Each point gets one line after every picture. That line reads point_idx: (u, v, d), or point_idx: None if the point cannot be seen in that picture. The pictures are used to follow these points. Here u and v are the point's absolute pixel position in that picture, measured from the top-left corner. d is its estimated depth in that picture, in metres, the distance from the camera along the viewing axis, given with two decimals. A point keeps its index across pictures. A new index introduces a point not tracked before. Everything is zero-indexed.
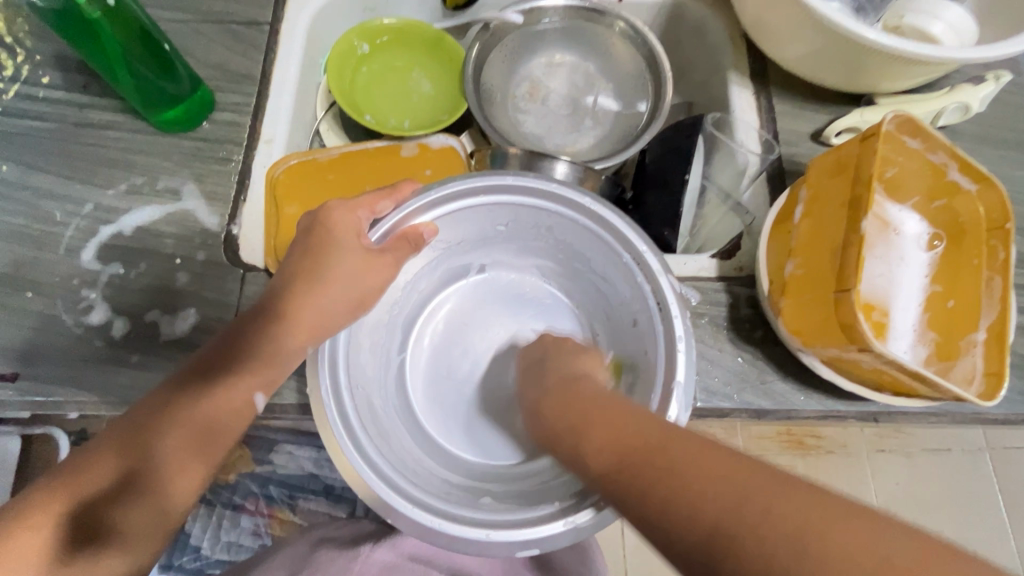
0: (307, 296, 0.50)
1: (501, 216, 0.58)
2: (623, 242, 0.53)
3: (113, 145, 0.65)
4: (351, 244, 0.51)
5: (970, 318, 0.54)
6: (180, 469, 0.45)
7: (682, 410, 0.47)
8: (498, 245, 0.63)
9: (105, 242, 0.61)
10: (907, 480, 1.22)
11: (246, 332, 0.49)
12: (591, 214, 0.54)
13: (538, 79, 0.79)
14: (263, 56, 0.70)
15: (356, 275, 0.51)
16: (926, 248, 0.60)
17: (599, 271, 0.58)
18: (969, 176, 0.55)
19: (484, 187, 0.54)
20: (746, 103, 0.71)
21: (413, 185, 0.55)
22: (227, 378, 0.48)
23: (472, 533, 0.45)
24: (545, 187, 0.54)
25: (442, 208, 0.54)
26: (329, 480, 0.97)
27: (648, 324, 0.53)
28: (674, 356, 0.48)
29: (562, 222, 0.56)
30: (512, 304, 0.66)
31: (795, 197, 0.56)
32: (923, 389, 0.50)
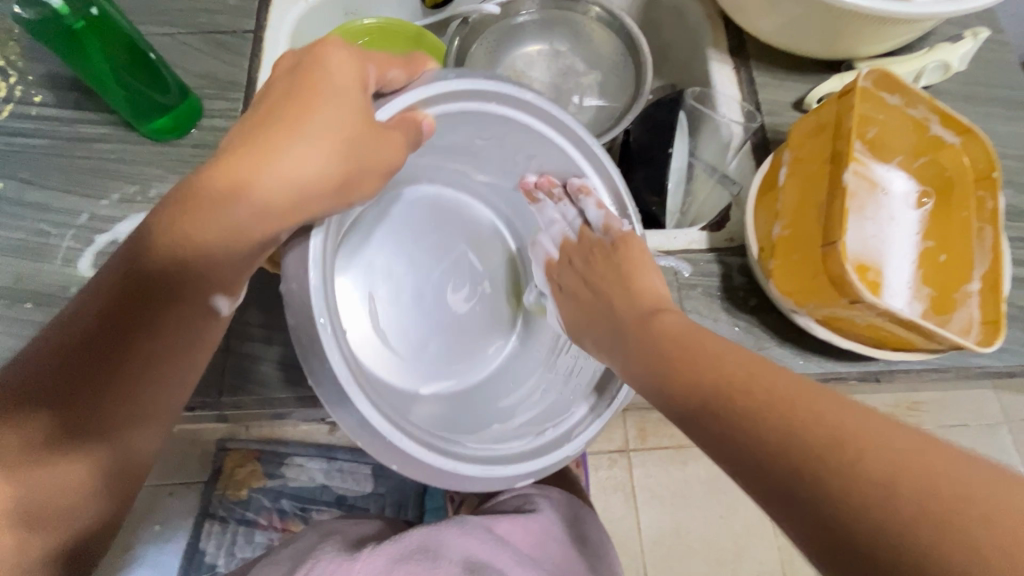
0: (282, 147, 0.38)
1: (490, 132, 0.53)
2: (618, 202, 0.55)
3: (106, 157, 0.66)
4: (352, 102, 0.40)
5: (963, 270, 0.54)
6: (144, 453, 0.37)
7: None
8: (463, 155, 0.58)
9: (102, 250, 0.62)
10: None
11: (179, 251, 0.35)
12: (596, 161, 0.54)
13: (519, 70, 0.79)
14: (248, 63, 0.71)
15: (354, 139, 0.40)
16: (915, 206, 0.60)
17: (567, 216, 0.59)
18: (951, 129, 0.55)
19: (496, 94, 0.50)
20: (727, 78, 0.71)
21: (430, 61, 0.48)
22: (191, 306, 0.36)
23: (491, 470, 0.48)
24: (565, 123, 0.53)
25: (443, 105, 0.48)
26: (341, 490, 0.98)
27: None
28: None
29: (559, 159, 0.55)
30: (458, 225, 0.63)
31: (778, 162, 0.57)
32: (920, 341, 0.49)
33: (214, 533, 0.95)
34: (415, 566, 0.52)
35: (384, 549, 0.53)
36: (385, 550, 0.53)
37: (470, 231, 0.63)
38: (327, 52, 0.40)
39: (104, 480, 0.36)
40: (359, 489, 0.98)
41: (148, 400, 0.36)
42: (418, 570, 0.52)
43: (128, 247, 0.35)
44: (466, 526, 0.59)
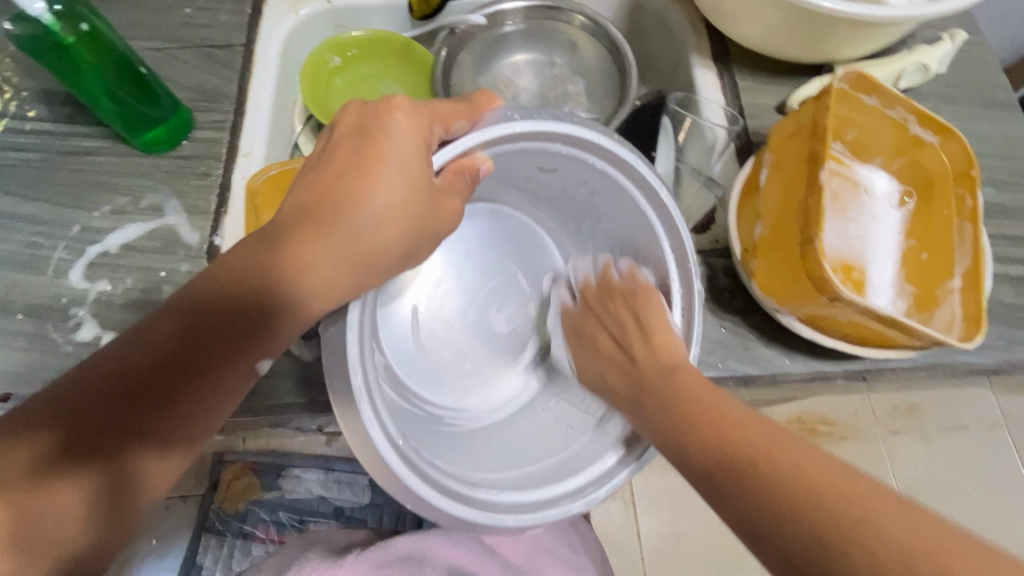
0: (348, 222, 0.43)
1: (548, 159, 0.50)
2: (665, 224, 0.50)
3: (97, 169, 0.67)
4: (413, 176, 0.44)
5: (943, 267, 0.54)
6: (167, 464, 0.38)
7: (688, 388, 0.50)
8: (519, 180, 0.56)
9: (93, 261, 0.63)
10: (925, 461, 1.20)
11: (228, 308, 0.40)
12: (649, 191, 0.50)
13: (507, 80, 0.81)
14: (239, 76, 0.72)
15: (407, 216, 0.45)
16: (897, 205, 0.60)
17: (621, 243, 0.56)
18: (929, 129, 0.56)
19: (567, 136, 0.47)
20: (710, 83, 0.72)
21: (492, 100, 0.47)
22: (230, 356, 0.39)
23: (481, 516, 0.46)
24: (626, 157, 0.49)
25: (508, 142, 0.46)
26: (338, 501, 0.97)
27: (653, 290, 0.54)
28: (692, 340, 0.50)
29: (614, 192, 0.52)
30: (515, 250, 0.62)
31: (759, 164, 0.57)
32: (901, 338, 0.49)
33: (212, 546, 0.95)
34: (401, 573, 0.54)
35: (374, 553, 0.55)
36: (372, 556, 0.55)
37: (525, 255, 0.63)
38: (394, 119, 0.44)
39: (92, 492, 0.35)
40: (356, 500, 0.96)
41: (145, 427, 0.37)
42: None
43: (196, 291, 0.40)
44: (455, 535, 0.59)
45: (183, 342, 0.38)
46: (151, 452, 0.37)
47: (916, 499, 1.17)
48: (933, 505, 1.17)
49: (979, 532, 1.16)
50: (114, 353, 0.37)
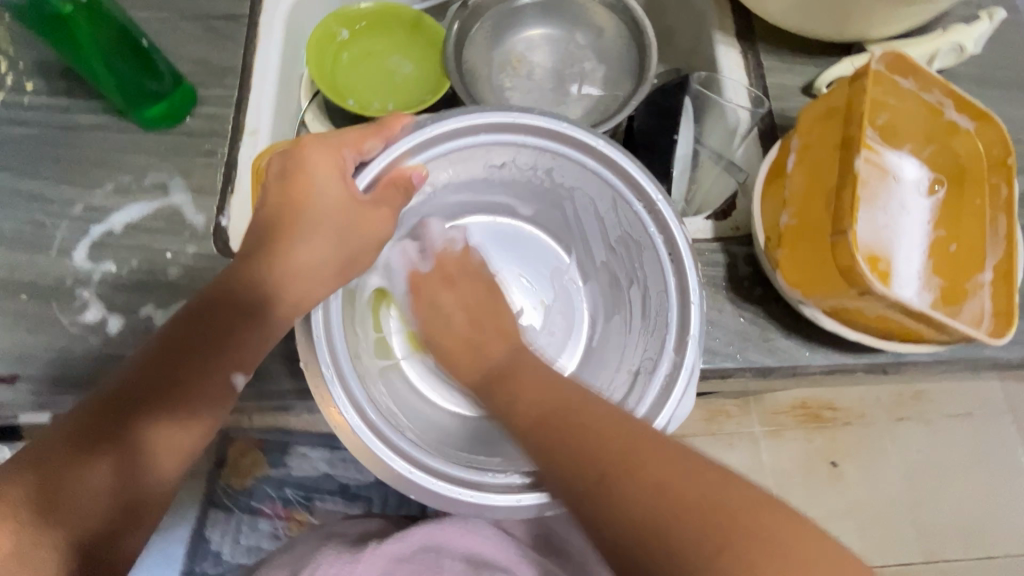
0: (295, 235, 0.48)
1: (497, 156, 0.54)
2: (635, 190, 0.51)
3: (98, 146, 0.65)
4: (334, 186, 0.48)
5: (974, 259, 0.53)
6: (172, 451, 0.42)
7: (692, 359, 0.48)
8: (488, 185, 0.59)
9: (96, 241, 0.61)
10: (929, 447, 1.20)
11: (204, 327, 0.44)
12: (601, 159, 0.51)
13: (520, 55, 0.78)
14: (243, 49, 0.70)
15: (347, 213, 0.48)
16: (927, 194, 0.58)
17: (605, 222, 0.56)
18: (967, 114, 0.53)
19: (481, 124, 0.51)
20: (734, 63, 0.69)
21: (403, 119, 0.51)
22: (207, 367, 0.43)
23: (458, 492, 0.45)
24: (557, 129, 0.51)
25: (430, 148, 0.50)
26: (344, 479, 0.99)
27: (650, 261, 0.52)
28: (687, 314, 0.48)
29: (564, 166, 0.53)
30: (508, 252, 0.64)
31: (786, 149, 0.55)
32: (929, 332, 0.48)
33: (221, 521, 0.97)
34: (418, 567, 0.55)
35: (393, 545, 0.56)
36: (389, 548, 0.56)
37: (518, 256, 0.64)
38: (307, 150, 0.49)
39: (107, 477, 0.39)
40: (359, 478, 0.98)
41: (147, 420, 0.41)
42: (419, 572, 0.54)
43: (179, 315, 0.44)
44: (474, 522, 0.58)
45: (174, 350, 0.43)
46: (149, 450, 0.40)
47: (918, 484, 1.18)
48: (935, 491, 1.17)
49: (979, 517, 1.16)
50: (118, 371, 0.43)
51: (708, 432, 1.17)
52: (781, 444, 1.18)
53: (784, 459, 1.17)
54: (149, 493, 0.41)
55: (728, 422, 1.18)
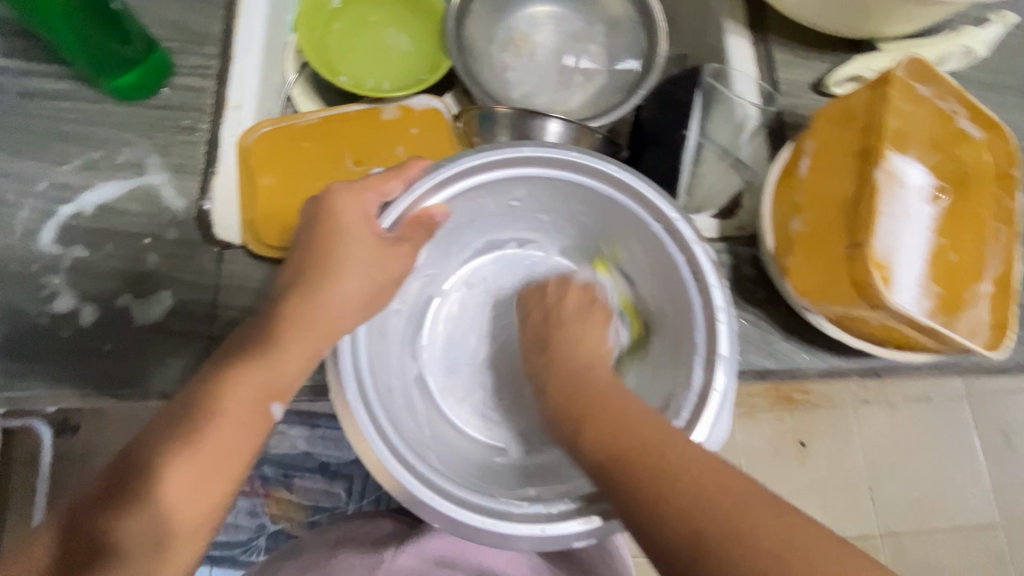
0: (310, 281, 0.45)
1: (515, 192, 0.51)
2: (651, 212, 0.47)
3: (64, 116, 0.59)
4: (361, 233, 0.45)
5: (973, 270, 0.54)
6: (189, 476, 0.40)
7: (728, 380, 0.43)
8: (507, 219, 0.56)
9: (65, 223, 0.57)
10: (892, 430, 1.26)
11: (237, 362, 0.43)
12: (617, 183, 0.47)
13: (522, 34, 0.74)
14: (224, 13, 0.64)
15: (366, 258, 0.45)
16: (930, 200, 0.58)
17: (629, 247, 0.52)
18: (977, 123, 0.53)
19: (498, 162, 0.47)
20: (744, 54, 0.67)
21: (421, 163, 0.49)
22: (229, 383, 0.42)
23: (479, 521, 0.41)
24: (565, 157, 0.47)
25: (452, 188, 0.47)
26: (324, 458, 0.97)
27: (674, 281, 0.48)
28: (715, 328, 0.44)
29: (583, 193, 0.49)
30: (528, 283, 0.60)
31: (798, 152, 0.54)
32: (928, 343, 0.49)
33: None
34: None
35: (410, 558, 0.54)
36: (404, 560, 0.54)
37: None
38: (327, 190, 0.46)
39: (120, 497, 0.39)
40: (341, 456, 0.97)
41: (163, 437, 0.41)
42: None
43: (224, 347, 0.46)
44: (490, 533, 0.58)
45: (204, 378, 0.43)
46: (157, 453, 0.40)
47: (879, 464, 1.24)
48: (895, 471, 1.24)
49: (934, 496, 1.24)
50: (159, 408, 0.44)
51: None
52: (755, 426, 1.22)
53: (757, 440, 1.21)
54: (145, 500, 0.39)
55: None
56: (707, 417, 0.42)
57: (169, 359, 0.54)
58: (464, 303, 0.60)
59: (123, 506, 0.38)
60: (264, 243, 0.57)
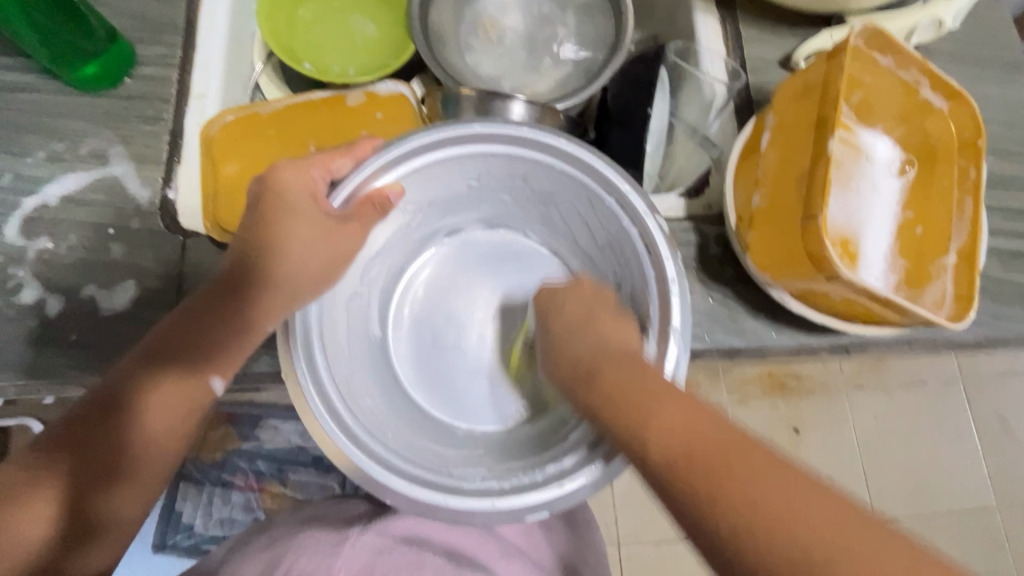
0: (263, 263, 0.45)
1: (472, 170, 0.50)
2: (603, 186, 0.47)
3: (28, 109, 0.59)
4: (313, 213, 0.45)
5: (940, 242, 0.53)
6: (158, 443, 0.43)
7: (679, 352, 0.43)
8: (469, 201, 0.56)
9: (29, 215, 0.57)
10: (884, 414, 1.26)
11: (196, 339, 0.44)
12: (569, 158, 0.47)
13: (490, 18, 0.73)
14: (187, 3, 0.64)
15: (318, 240, 0.45)
16: (897, 173, 0.58)
17: (588, 224, 0.52)
18: (941, 94, 0.53)
19: (450, 139, 0.47)
20: (711, 30, 0.66)
21: (374, 142, 0.49)
22: (189, 361, 0.44)
23: (431, 497, 0.42)
24: (517, 133, 0.47)
25: (406, 165, 0.46)
26: (317, 451, 0.98)
27: (631, 256, 0.48)
28: (668, 301, 0.44)
29: (538, 170, 0.49)
30: (494, 264, 0.60)
31: (761, 126, 0.53)
32: (891, 315, 0.48)
33: (194, 495, 0.97)
34: (400, 561, 0.50)
35: (373, 537, 0.51)
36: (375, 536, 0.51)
37: (508, 265, 0.60)
38: (278, 171, 0.46)
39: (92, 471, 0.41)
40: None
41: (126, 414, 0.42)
42: (403, 564, 0.50)
43: (171, 317, 0.46)
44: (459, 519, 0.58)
45: (160, 356, 0.44)
46: (123, 429, 0.42)
47: (872, 449, 1.23)
48: (888, 455, 1.23)
49: (928, 479, 1.23)
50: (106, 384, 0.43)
51: None
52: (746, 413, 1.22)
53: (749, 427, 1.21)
54: (122, 472, 0.42)
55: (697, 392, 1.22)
56: None
57: (134, 347, 0.54)
58: (430, 285, 0.60)
59: (120, 482, 0.42)
60: (223, 230, 0.57)
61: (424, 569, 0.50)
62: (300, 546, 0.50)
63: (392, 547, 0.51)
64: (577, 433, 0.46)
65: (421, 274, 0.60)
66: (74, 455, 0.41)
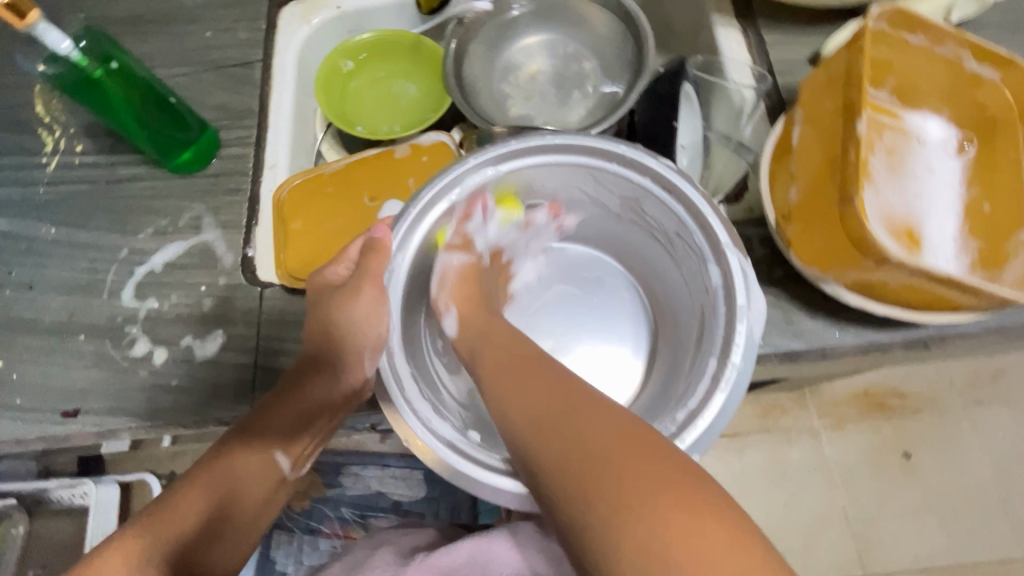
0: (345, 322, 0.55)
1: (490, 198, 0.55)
2: (603, 155, 0.51)
3: (138, 194, 0.71)
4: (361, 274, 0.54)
5: (1015, 217, 0.48)
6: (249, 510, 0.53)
7: (740, 259, 0.47)
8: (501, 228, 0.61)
9: (140, 281, 0.67)
10: (1017, 433, 1.10)
11: (282, 418, 0.55)
12: (566, 148, 0.52)
13: (519, 65, 0.78)
14: (259, 90, 0.75)
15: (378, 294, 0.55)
16: (955, 154, 0.55)
17: (602, 200, 0.57)
18: (989, 64, 0.49)
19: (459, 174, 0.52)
20: (734, 43, 0.67)
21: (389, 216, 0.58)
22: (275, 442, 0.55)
23: None
24: (512, 148, 0.52)
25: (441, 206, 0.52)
26: (397, 496, 1.04)
27: (656, 208, 0.52)
28: (706, 224, 0.48)
29: (544, 172, 0.54)
30: (544, 277, 0.65)
31: (791, 122, 0.53)
32: (966, 298, 0.45)
33: (284, 543, 1.03)
34: None
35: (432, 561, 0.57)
36: (433, 562, 0.57)
37: (553, 273, 0.65)
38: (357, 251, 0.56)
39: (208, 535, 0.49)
40: (412, 495, 1.04)
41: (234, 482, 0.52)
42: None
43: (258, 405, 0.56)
44: (521, 533, 0.58)
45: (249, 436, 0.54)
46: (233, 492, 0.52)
47: (1007, 473, 1.09)
48: None
49: None
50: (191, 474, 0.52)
51: (763, 429, 1.14)
52: (845, 438, 1.12)
53: (848, 454, 1.11)
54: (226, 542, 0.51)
55: (783, 417, 1.14)
56: (739, 297, 0.46)
57: (225, 388, 0.61)
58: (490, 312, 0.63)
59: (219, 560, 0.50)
60: (295, 278, 0.65)
61: None
62: None
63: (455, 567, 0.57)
64: (682, 389, 0.48)
65: None
66: (167, 527, 0.47)
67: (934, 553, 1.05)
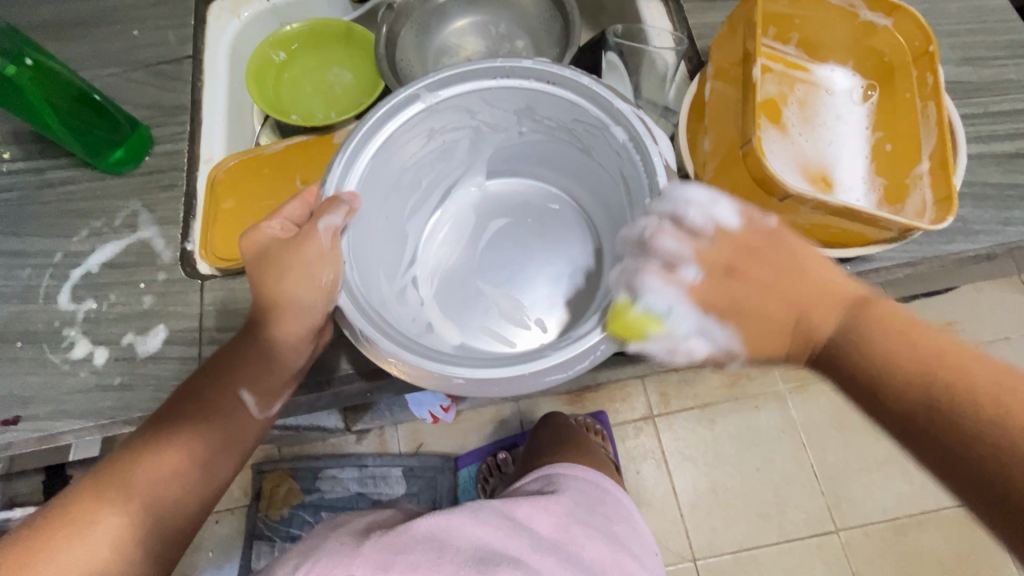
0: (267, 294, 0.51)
1: (424, 128, 0.55)
2: (523, 76, 0.52)
3: (71, 197, 0.70)
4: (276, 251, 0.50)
5: (912, 152, 0.51)
6: (190, 449, 0.50)
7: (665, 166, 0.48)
8: (444, 163, 0.62)
9: (76, 283, 0.66)
10: None
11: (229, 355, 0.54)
12: (479, 74, 0.52)
13: (453, 48, 0.80)
14: (191, 86, 0.75)
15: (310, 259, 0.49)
16: (861, 100, 0.57)
17: (534, 122, 0.57)
18: (880, 12, 0.52)
19: (376, 133, 0.51)
20: (656, 11, 0.69)
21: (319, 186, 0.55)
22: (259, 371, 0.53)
23: (510, 369, 0.43)
24: (431, 81, 0.51)
25: (366, 151, 0.51)
26: (376, 496, 1.07)
27: (585, 123, 0.52)
28: (634, 130, 0.49)
29: (469, 100, 0.54)
30: (490, 208, 0.66)
31: (704, 79, 0.56)
32: (867, 230, 0.47)
33: (264, 551, 1.03)
34: (418, 555, 0.54)
35: (386, 541, 0.56)
36: (385, 543, 0.55)
37: (496, 207, 0.66)
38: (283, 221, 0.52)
39: (181, 466, 0.50)
40: (393, 491, 1.06)
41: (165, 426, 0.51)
42: (423, 559, 0.54)
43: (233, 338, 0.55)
44: (481, 514, 0.61)
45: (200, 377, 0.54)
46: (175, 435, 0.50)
47: None
48: None
49: None
50: (133, 439, 0.51)
51: (731, 397, 1.16)
52: (809, 399, 1.15)
53: (812, 413, 1.14)
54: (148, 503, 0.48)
55: (749, 384, 1.17)
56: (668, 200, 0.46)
57: (170, 382, 0.61)
58: (440, 246, 0.65)
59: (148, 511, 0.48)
60: (219, 258, 0.64)
61: (446, 557, 0.54)
62: (330, 551, 0.55)
63: (412, 543, 0.56)
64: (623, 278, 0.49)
65: (435, 239, 0.65)
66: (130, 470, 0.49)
67: (898, 501, 1.09)
